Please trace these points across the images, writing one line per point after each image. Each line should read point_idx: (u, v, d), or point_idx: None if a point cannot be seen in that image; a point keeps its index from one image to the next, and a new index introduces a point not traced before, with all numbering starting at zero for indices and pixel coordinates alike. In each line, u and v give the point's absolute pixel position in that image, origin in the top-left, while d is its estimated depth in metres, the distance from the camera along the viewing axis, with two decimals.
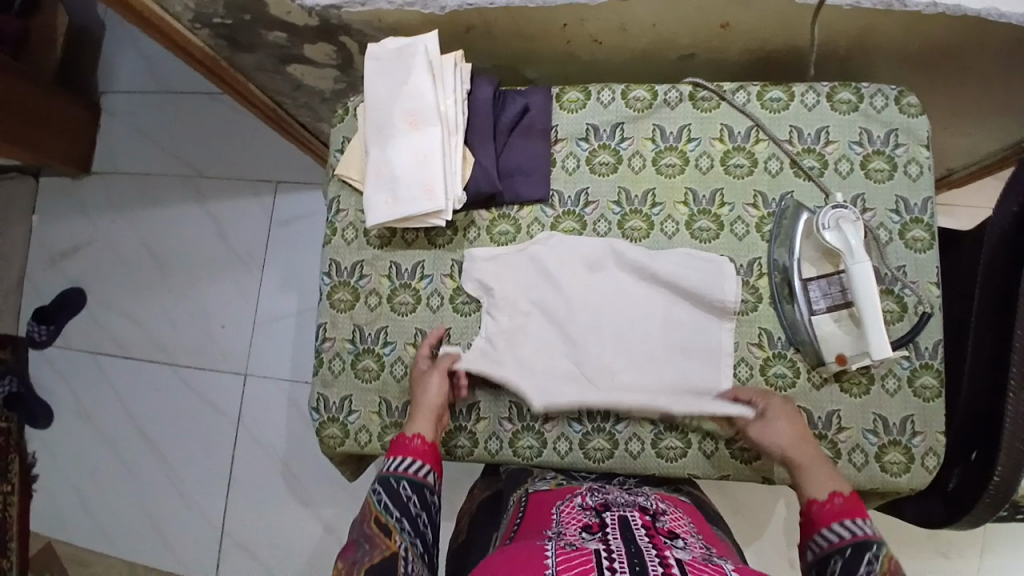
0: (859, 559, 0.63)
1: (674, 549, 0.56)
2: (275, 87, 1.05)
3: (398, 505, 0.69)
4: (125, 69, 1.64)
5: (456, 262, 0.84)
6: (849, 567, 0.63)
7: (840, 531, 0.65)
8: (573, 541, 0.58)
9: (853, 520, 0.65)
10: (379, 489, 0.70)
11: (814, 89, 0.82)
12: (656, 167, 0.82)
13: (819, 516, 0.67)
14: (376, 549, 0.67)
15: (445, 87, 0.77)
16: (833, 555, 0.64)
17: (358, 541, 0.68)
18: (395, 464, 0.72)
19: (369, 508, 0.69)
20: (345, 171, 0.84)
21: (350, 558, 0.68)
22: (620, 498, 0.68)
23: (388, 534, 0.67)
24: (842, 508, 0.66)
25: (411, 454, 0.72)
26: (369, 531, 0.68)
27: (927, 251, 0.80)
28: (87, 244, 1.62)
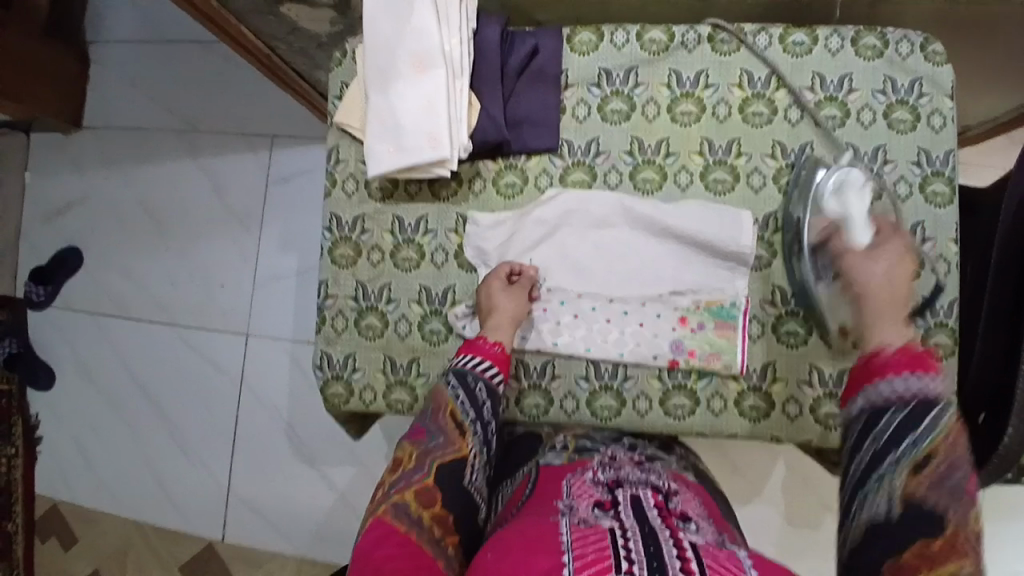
0: (922, 411, 0.55)
1: (687, 533, 0.57)
2: (270, 32, 1.00)
3: (473, 405, 0.69)
4: (112, 17, 1.57)
5: (461, 215, 0.81)
6: (912, 418, 0.55)
7: (908, 379, 0.57)
8: (587, 518, 0.57)
9: (923, 373, 0.57)
10: (455, 381, 0.70)
11: (838, 32, 0.78)
12: (671, 115, 0.78)
13: (874, 364, 0.59)
14: (449, 446, 0.65)
15: (449, 26, 0.72)
16: (893, 405, 0.56)
17: (430, 430, 0.66)
18: (468, 360, 0.72)
19: (445, 402, 0.68)
20: (344, 119, 0.80)
21: (421, 444, 0.65)
22: (632, 475, 0.67)
23: (462, 433, 0.67)
24: (902, 360, 0.58)
25: (485, 356, 0.72)
26: (443, 425, 0.67)
27: (947, 206, 0.77)
28: (81, 202, 1.58)
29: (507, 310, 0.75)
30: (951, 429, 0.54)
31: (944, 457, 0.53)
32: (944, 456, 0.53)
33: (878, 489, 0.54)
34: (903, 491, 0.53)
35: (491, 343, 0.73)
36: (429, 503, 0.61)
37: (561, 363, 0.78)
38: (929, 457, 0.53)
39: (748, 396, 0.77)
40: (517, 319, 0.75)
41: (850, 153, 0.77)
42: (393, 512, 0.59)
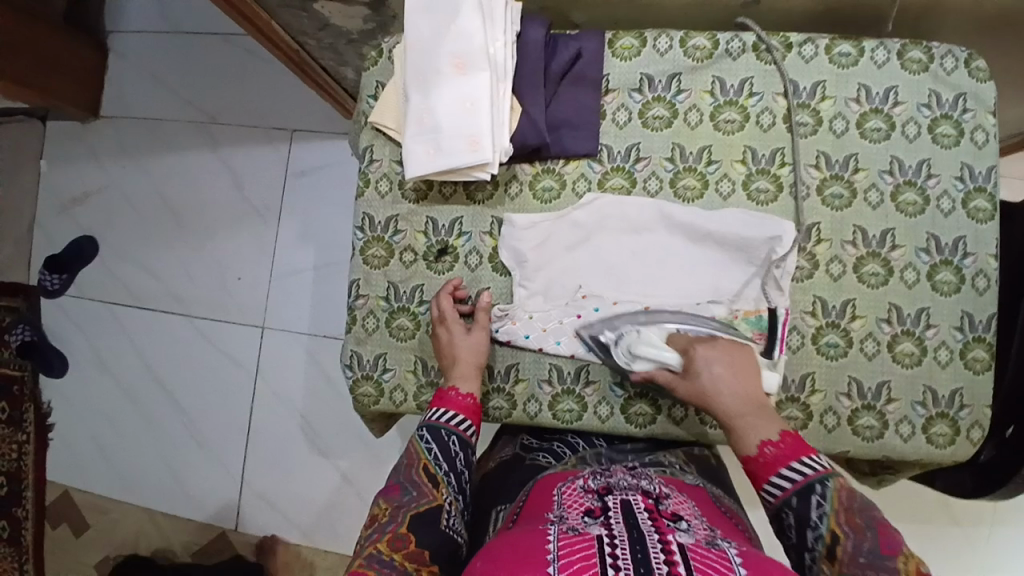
0: (807, 504, 0.60)
1: (676, 534, 0.56)
2: (301, 27, 0.99)
3: (445, 457, 0.70)
4: (132, 6, 1.55)
5: (497, 218, 0.80)
6: (801, 516, 0.61)
7: (790, 475, 0.62)
8: (576, 526, 0.57)
9: (800, 460, 0.63)
10: (427, 436, 0.71)
11: (884, 44, 0.77)
12: (714, 123, 0.77)
13: (758, 471, 0.64)
14: (423, 498, 0.66)
15: (494, 28, 0.71)
16: (782, 508, 0.62)
17: (404, 485, 0.68)
18: (440, 416, 0.73)
19: (418, 455, 0.70)
20: (380, 119, 0.79)
21: (394, 500, 0.66)
22: (622, 481, 0.66)
23: (435, 483, 0.68)
24: (775, 456, 0.64)
25: (452, 408, 0.73)
26: (416, 478, 0.68)
27: (989, 222, 0.76)
28: (96, 191, 1.57)
29: (469, 355, 0.75)
30: (836, 507, 0.60)
31: (846, 534, 0.59)
32: (844, 529, 0.59)
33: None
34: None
35: (451, 389, 0.74)
36: (402, 547, 0.63)
37: (596, 369, 0.78)
38: (836, 543, 0.59)
39: (785, 406, 0.76)
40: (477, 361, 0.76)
41: (893, 167, 0.76)
42: (368, 562, 0.61)
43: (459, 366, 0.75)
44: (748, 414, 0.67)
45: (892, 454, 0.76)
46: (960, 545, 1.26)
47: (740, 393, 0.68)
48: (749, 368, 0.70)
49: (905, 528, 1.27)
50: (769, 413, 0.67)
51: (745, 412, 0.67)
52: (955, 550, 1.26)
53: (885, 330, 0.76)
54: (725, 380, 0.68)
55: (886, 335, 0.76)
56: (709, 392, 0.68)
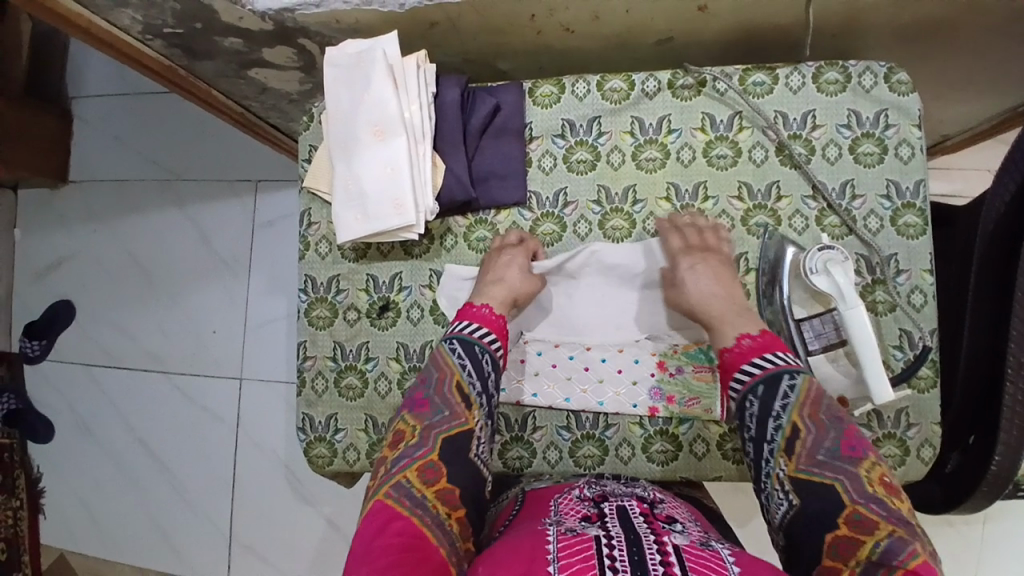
0: (774, 392, 0.61)
1: (672, 536, 0.57)
2: (240, 92, 1.01)
3: (479, 377, 0.68)
4: (92, 72, 1.59)
5: (434, 272, 0.81)
6: (765, 406, 0.61)
7: (760, 365, 0.64)
8: (573, 529, 0.58)
9: (772, 353, 0.64)
10: (459, 350, 0.69)
11: (799, 69, 0.78)
12: (637, 161, 0.78)
13: (730, 361, 0.66)
14: (454, 419, 0.65)
15: (408, 92, 0.73)
16: (748, 397, 0.63)
17: (433, 402, 0.66)
18: (462, 326, 0.72)
19: (451, 369, 0.68)
20: (313, 184, 0.81)
21: (424, 418, 0.65)
22: (616, 489, 0.69)
23: (469, 405, 0.66)
24: (751, 347, 0.65)
25: (478, 320, 0.72)
26: (448, 397, 0.66)
27: (921, 236, 0.76)
28: (71, 255, 1.60)
29: (506, 274, 0.75)
30: (803, 399, 0.60)
31: (808, 428, 0.59)
32: (806, 423, 0.59)
33: (773, 489, 0.59)
34: (789, 474, 0.58)
35: (480, 305, 0.73)
36: (433, 480, 0.61)
37: (542, 414, 0.78)
38: (796, 436, 0.59)
39: (730, 439, 0.76)
40: (514, 287, 0.75)
41: (817, 191, 0.77)
42: (395, 494, 0.59)
43: (499, 286, 0.74)
44: (732, 314, 0.69)
45: None
46: (950, 544, 1.25)
47: (725, 295, 0.71)
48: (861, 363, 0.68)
49: None
50: (749, 316, 0.69)
51: (728, 309, 0.70)
52: (947, 550, 1.25)
53: None
54: (711, 284, 0.71)
55: None
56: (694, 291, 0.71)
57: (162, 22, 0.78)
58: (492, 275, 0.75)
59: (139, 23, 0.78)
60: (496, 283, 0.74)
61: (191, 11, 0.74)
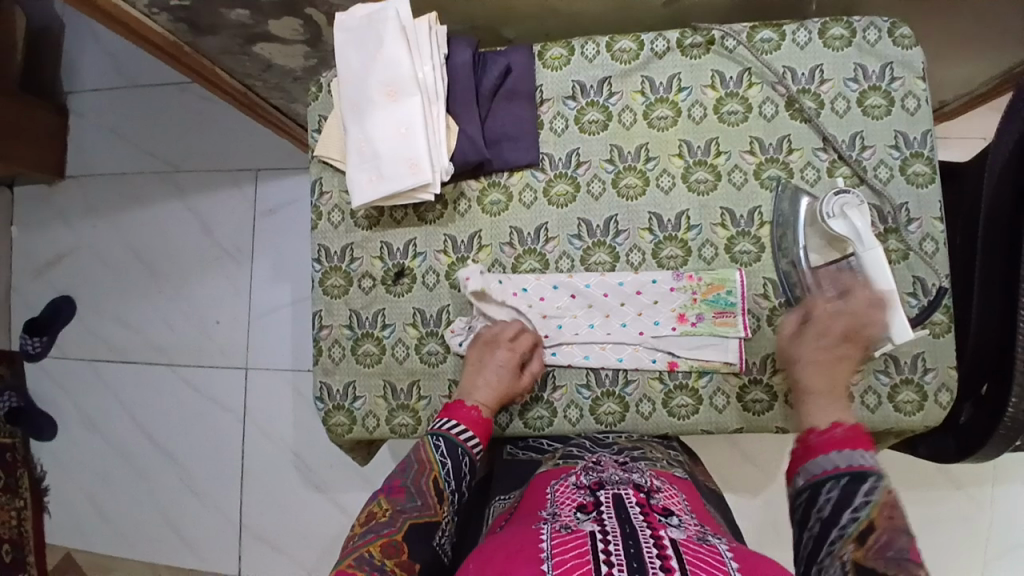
0: (856, 485, 0.59)
1: (669, 529, 0.56)
2: (245, 70, 1.00)
3: (455, 475, 0.70)
4: (87, 66, 1.58)
5: (449, 236, 0.81)
6: (845, 493, 0.59)
7: (846, 457, 0.62)
8: (569, 523, 0.58)
9: (861, 449, 0.62)
10: (443, 448, 0.71)
11: (805, 26, 0.78)
12: (648, 120, 0.79)
13: (817, 443, 0.64)
14: (424, 508, 0.67)
15: (420, 54, 0.73)
16: (828, 481, 0.61)
17: (409, 490, 0.68)
18: (445, 424, 0.73)
19: (431, 464, 0.69)
20: (324, 152, 0.81)
21: (397, 502, 0.67)
22: (614, 475, 0.67)
23: (439, 498, 0.68)
24: (842, 437, 0.63)
25: (463, 421, 0.73)
26: (423, 488, 0.68)
27: (930, 185, 0.77)
28: (69, 251, 1.58)
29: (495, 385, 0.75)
30: (885, 502, 0.58)
31: (884, 526, 0.56)
32: (884, 522, 0.56)
33: (829, 565, 0.56)
34: (852, 559, 0.55)
35: (470, 406, 0.74)
36: (394, 555, 0.62)
37: (561, 373, 0.79)
38: (870, 528, 0.56)
39: (750, 390, 0.77)
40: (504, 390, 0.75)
41: (827, 143, 0.78)
42: (358, 562, 0.60)
43: (485, 386, 0.74)
44: (824, 395, 0.68)
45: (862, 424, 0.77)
46: (962, 505, 1.26)
47: (828, 376, 0.69)
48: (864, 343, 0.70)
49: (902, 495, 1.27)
50: (842, 406, 0.67)
51: (821, 390, 0.69)
52: (958, 512, 1.26)
53: None
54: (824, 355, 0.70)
55: None
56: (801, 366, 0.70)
57: None
58: (474, 376, 0.75)
59: None
60: (479, 386, 0.75)
61: None
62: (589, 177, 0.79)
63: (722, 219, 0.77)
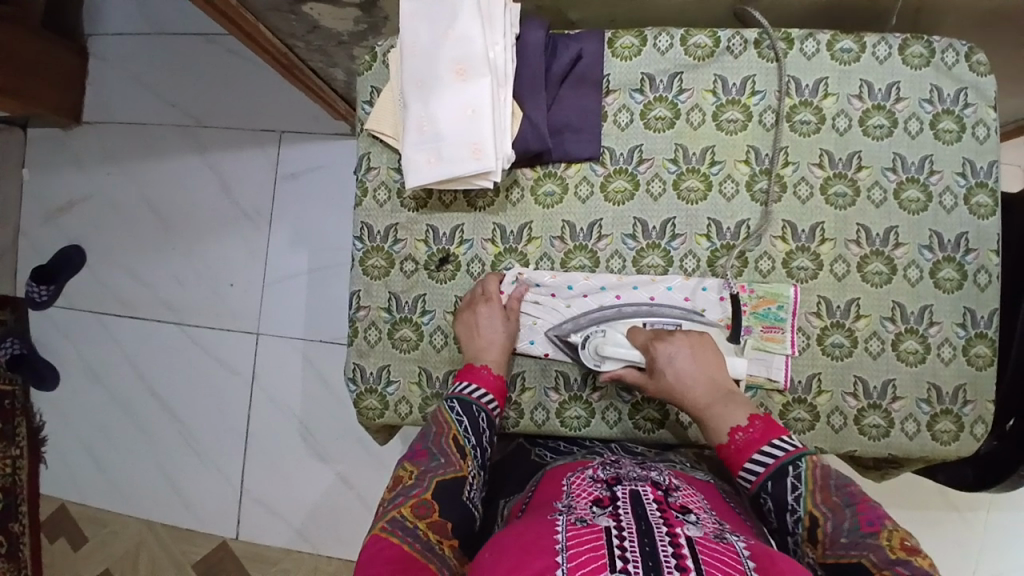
0: (783, 487, 0.59)
1: (685, 526, 0.54)
2: (290, 30, 0.96)
3: (474, 431, 0.68)
4: (111, 7, 1.51)
5: (498, 225, 0.78)
6: (778, 499, 0.59)
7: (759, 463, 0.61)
8: (584, 516, 0.55)
9: (771, 443, 0.61)
10: (457, 408, 0.69)
11: (886, 39, 0.76)
12: (716, 122, 0.76)
13: (730, 458, 0.63)
14: (449, 466, 0.64)
15: (494, 31, 0.69)
16: (759, 495, 0.60)
17: (432, 450, 0.65)
18: (465, 388, 0.71)
19: (448, 424, 0.67)
20: (377, 126, 0.77)
21: (421, 464, 0.64)
22: (632, 473, 0.64)
23: (463, 454, 0.66)
24: (747, 441, 0.62)
25: (484, 386, 0.72)
26: (445, 447, 0.66)
27: (991, 217, 0.76)
28: (81, 199, 1.54)
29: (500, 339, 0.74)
30: (811, 486, 0.59)
31: (825, 513, 0.58)
32: (822, 509, 0.58)
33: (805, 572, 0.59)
34: (817, 560, 0.58)
35: (481, 367, 0.72)
36: (426, 515, 0.60)
37: (603, 374, 0.77)
38: (815, 524, 0.58)
39: (793, 408, 0.76)
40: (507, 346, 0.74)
41: (896, 164, 0.75)
42: (390, 526, 0.58)
43: (496, 348, 0.73)
44: (714, 400, 0.66)
45: (899, 451, 0.76)
46: (961, 530, 1.27)
47: (706, 380, 0.68)
48: (706, 352, 0.70)
49: (905, 514, 1.28)
50: (736, 400, 0.66)
51: (713, 398, 0.67)
52: (956, 535, 1.28)
53: (890, 328, 0.75)
54: (685, 363, 0.68)
55: (891, 333, 0.75)
56: (679, 381, 0.68)
57: None
58: (482, 339, 0.73)
59: None
60: (489, 347, 0.73)
61: None
62: (650, 174, 0.76)
63: (783, 233, 0.75)
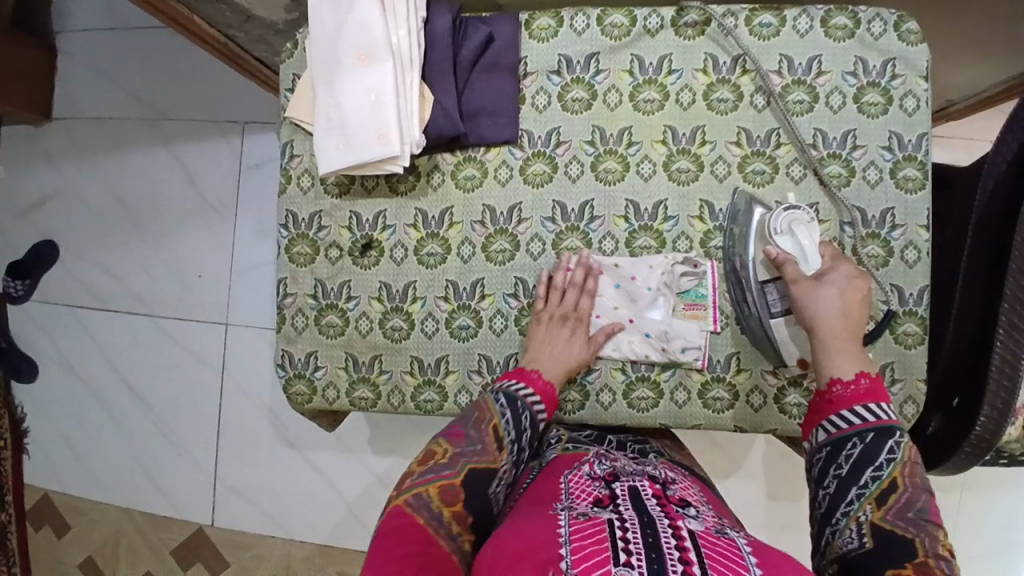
0: (880, 443, 0.59)
1: (686, 520, 0.54)
2: (224, 20, 0.96)
3: (516, 426, 0.67)
4: (75, 3, 1.52)
5: (420, 210, 0.79)
6: (868, 451, 0.59)
7: (864, 414, 0.61)
8: (585, 512, 0.55)
9: (878, 403, 0.61)
10: (503, 401, 0.68)
11: (807, 12, 0.74)
12: (633, 102, 0.76)
13: (840, 397, 0.62)
14: (483, 455, 0.64)
15: (396, 15, 0.69)
16: (853, 437, 0.60)
17: (470, 434, 0.65)
18: (514, 386, 0.70)
19: (490, 415, 0.67)
20: (295, 113, 0.77)
21: (457, 445, 0.64)
22: (629, 467, 0.65)
23: (500, 447, 0.65)
24: (865, 390, 0.62)
25: (531, 386, 0.70)
26: (483, 434, 0.65)
27: (920, 191, 0.74)
28: (53, 195, 1.56)
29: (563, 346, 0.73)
30: (906, 458, 0.58)
31: (904, 485, 0.57)
32: (904, 482, 0.57)
33: (845, 528, 0.57)
34: (870, 519, 0.56)
35: (532, 370, 0.72)
36: (451, 501, 0.60)
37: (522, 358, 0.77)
38: (891, 490, 0.57)
39: (712, 388, 0.75)
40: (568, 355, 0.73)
41: (817, 139, 0.74)
42: (414, 505, 0.59)
43: (551, 347, 0.73)
44: (847, 339, 0.64)
45: None
46: None
47: (847, 321, 0.65)
48: (861, 303, 0.66)
49: None
50: (860, 347, 0.65)
51: (844, 336, 0.64)
52: None
53: None
54: (843, 302, 0.65)
55: None
56: (824, 304, 0.65)
57: None
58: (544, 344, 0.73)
59: None
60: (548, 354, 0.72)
61: None
62: (569, 156, 0.76)
63: (700, 213, 0.75)
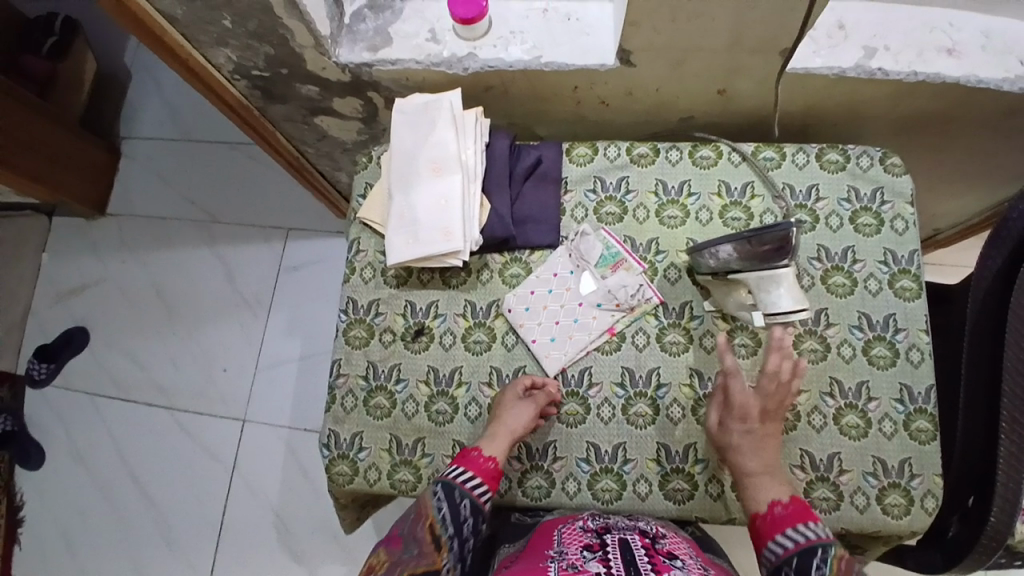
0: (808, 565, 0.61)
1: (671, 569, 0.59)
2: (300, 137, 1.12)
3: (454, 519, 0.71)
4: (150, 118, 1.72)
5: (469, 302, 0.87)
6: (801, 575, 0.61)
7: (785, 540, 0.64)
8: (576, 562, 0.61)
9: (805, 524, 0.64)
10: (440, 493, 0.72)
11: (804, 150, 0.89)
12: (659, 218, 0.88)
13: (764, 528, 0.66)
14: (422, 558, 0.69)
15: (466, 139, 0.84)
16: (782, 567, 0.62)
17: (406, 540, 0.71)
18: (456, 473, 0.74)
19: (427, 512, 0.71)
20: (367, 215, 0.89)
21: (394, 554, 0.70)
22: (620, 523, 0.71)
23: (438, 545, 0.70)
24: (783, 516, 0.65)
25: (479, 473, 0.74)
26: (419, 537, 0.70)
27: (916, 300, 0.84)
28: (95, 283, 1.65)
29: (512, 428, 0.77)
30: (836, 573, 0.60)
31: None
32: None
33: None
34: None
35: (487, 458, 0.75)
36: None
37: (563, 444, 0.82)
38: None
39: None
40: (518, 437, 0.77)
41: (821, 254, 0.86)
42: None
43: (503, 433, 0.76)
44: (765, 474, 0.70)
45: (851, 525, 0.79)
46: None
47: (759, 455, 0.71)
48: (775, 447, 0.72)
49: None
50: (776, 480, 0.69)
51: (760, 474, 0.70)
52: None
53: (829, 403, 0.81)
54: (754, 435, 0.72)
55: (832, 408, 0.81)
56: (736, 448, 0.72)
57: (252, 65, 0.89)
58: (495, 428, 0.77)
59: (232, 63, 0.89)
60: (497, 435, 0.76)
61: (281, 56, 0.86)
62: (582, 253, 0.86)
63: (723, 313, 0.83)
